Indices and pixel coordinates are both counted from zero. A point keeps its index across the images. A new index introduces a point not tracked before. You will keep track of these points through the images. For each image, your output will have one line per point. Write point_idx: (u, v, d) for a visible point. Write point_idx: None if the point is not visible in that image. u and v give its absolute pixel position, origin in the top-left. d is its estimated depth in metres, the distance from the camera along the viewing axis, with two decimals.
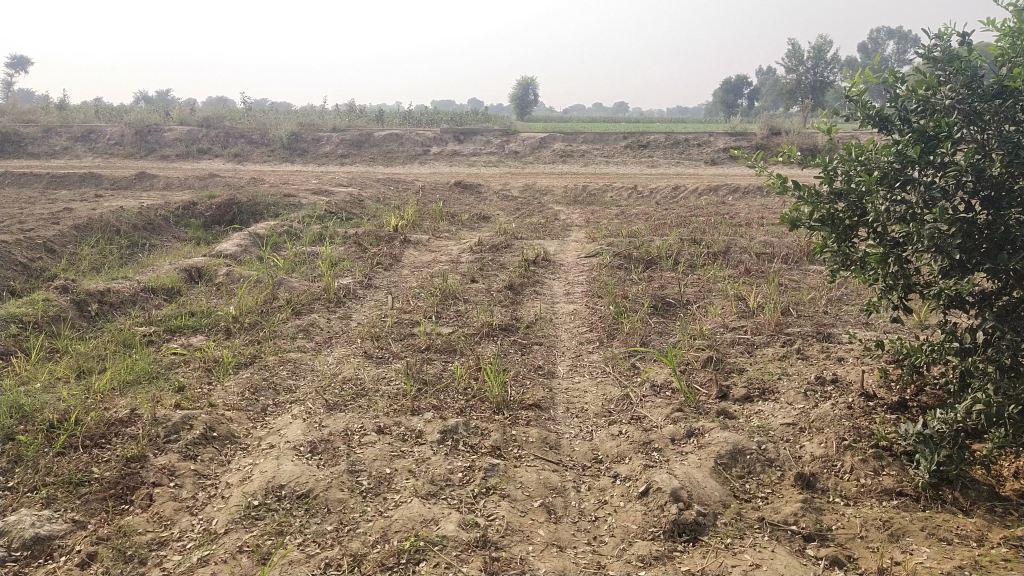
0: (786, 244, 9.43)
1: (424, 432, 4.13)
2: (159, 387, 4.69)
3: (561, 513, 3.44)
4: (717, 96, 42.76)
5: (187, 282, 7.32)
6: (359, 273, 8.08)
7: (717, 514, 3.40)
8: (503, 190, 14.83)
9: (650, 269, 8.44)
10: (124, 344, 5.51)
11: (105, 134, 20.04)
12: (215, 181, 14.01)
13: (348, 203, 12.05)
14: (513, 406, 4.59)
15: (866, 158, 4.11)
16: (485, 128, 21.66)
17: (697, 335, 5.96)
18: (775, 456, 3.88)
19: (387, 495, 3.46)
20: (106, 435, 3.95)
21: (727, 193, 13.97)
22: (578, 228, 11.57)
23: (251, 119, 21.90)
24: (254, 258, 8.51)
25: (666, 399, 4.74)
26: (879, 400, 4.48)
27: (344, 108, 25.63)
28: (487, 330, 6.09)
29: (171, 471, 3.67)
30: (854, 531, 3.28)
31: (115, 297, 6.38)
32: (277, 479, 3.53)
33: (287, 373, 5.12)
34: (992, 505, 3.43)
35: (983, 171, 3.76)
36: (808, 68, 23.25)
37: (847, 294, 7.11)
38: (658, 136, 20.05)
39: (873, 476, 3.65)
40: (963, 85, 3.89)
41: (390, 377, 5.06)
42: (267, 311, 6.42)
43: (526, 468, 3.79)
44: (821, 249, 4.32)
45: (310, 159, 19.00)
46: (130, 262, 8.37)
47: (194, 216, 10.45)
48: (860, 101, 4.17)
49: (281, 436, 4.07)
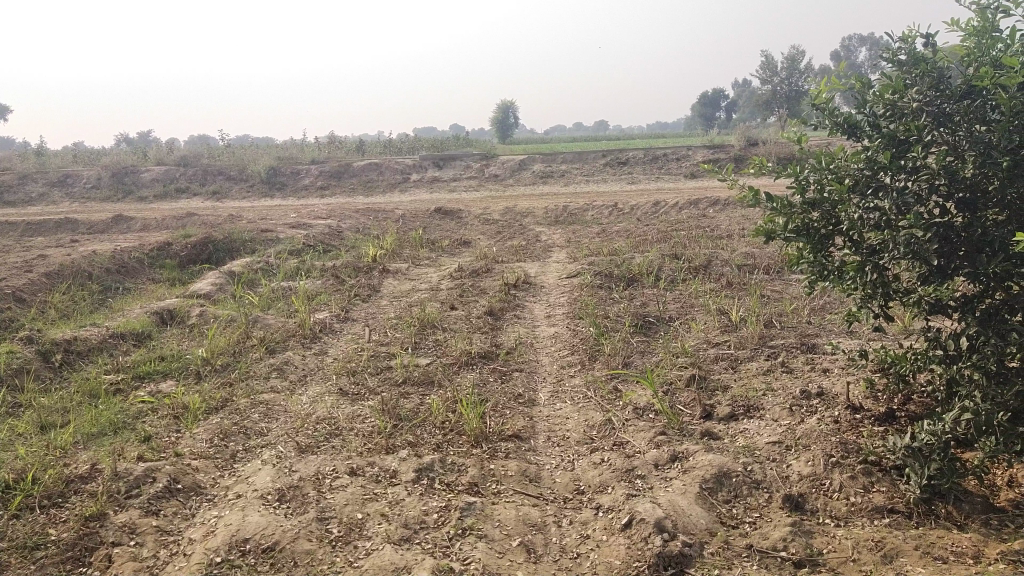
0: (767, 255, 9.37)
1: (398, 472, 3.97)
2: (124, 438, 4.52)
3: (541, 551, 3.29)
4: (695, 110, 43.03)
5: (159, 325, 7.15)
6: (336, 307, 7.93)
7: (704, 543, 3.26)
8: (483, 214, 14.75)
9: (632, 287, 8.34)
10: (90, 393, 5.32)
11: (81, 178, 19.89)
12: (192, 220, 13.85)
13: (326, 235, 11.91)
14: (492, 437, 4.44)
15: (836, 167, 4.06)
16: (464, 153, 21.63)
17: (680, 353, 5.83)
18: (762, 477, 3.75)
19: (358, 543, 3.30)
20: (65, 493, 3.78)
21: (708, 206, 13.94)
22: (560, 249, 11.47)
23: (229, 155, 21.80)
24: (228, 296, 8.35)
25: (649, 422, 4.60)
26: (866, 411, 4.37)
27: (323, 140, 25.59)
28: (466, 358, 5.95)
29: (132, 529, 3.49)
30: (846, 554, 3.14)
31: (82, 346, 6.20)
32: (242, 532, 3.37)
33: (259, 416, 4.95)
34: (988, 518, 3.30)
35: (956, 173, 3.67)
36: (783, 78, 23.52)
37: (830, 303, 7.01)
38: (637, 152, 20.08)
39: (863, 494, 3.52)
40: (929, 87, 3.82)
41: (365, 414, 4.89)
42: (240, 351, 6.25)
43: (505, 505, 3.64)
44: (797, 260, 4.21)
45: (289, 192, 18.88)
46: (102, 308, 8.19)
47: (169, 256, 10.27)
48: (826, 109, 4.08)
49: (249, 485, 3.91)
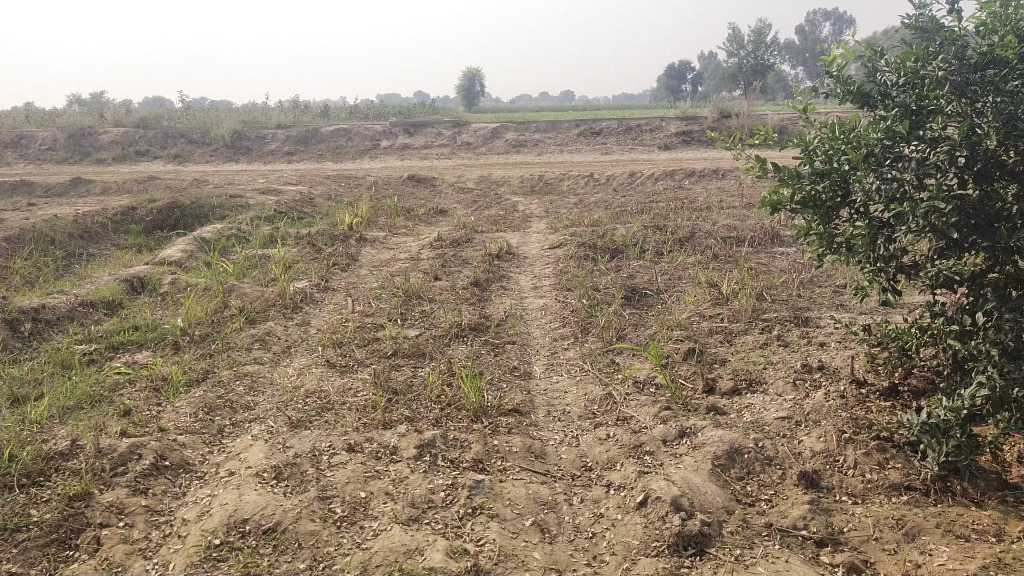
0: (749, 226, 9.31)
1: (399, 448, 3.82)
2: (104, 412, 4.28)
3: (555, 531, 3.19)
4: (662, 82, 42.83)
5: (129, 293, 6.83)
6: (315, 276, 7.67)
7: (722, 522, 3.18)
8: (458, 182, 14.47)
9: (617, 258, 8.22)
10: (62, 364, 5.04)
11: (36, 139, 19.07)
12: (155, 185, 13.34)
13: (298, 201, 11.55)
14: (492, 412, 4.30)
15: (852, 136, 3.81)
16: (435, 121, 21.19)
17: (675, 326, 5.73)
18: (774, 454, 3.68)
19: (365, 524, 3.17)
20: (46, 471, 3.55)
21: (683, 177, 13.87)
22: (539, 219, 11.30)
23: (192, 118, 21.07)
24: (201, 264, 8.03)
25: (651, 397, 4.50)
26: (870, 386, 4.33)
27: (288, 104, 24.88)
28: (456, 330, 5.77)
29: (120, 509, 3.30)
30: (867, 533, 3.10)
31: (50, 314, 5.88)
32: (240, 512, 3.19)
33: (244, 389, 4.73)
34: (1004, 495, 3.29)
35: (977, 145, 3.56)
36: (749, 52, 23.42)
37: (819, 276, 6.97)
38: (611, 122, 19.88)
39: (879, 471, 3.48)
40: (954, 56, 3.67)
41: (357, 388, 4.71)
42: (219, 321, 5.99)
43: (513, 483, 3.52)
44: (805, 233, 4.04)
45: (255, 157, 18.33)
46: (67, 275, 7.83)
47: (135, 221, 9.87)
48: (840, 77, 3.99)
49: (242, 461, 3.73)
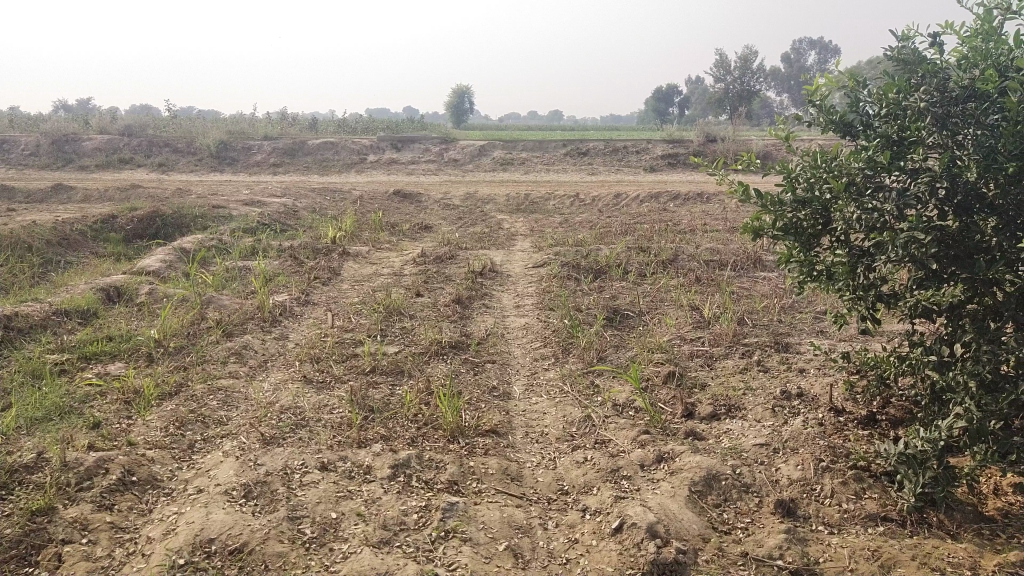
0: (732, 250, 9.34)
1: (373, 468, 3.76)
2: (72, 425, 4.18)
3: (529, 557, 3.14)
4: (650, 104, 43.17)
5: (105, 302, 6.73)
6: (295, 289, 7.60)
7: (698, 550, 3.15)
8: (444, 199, 14.44)
9: (600, 279, 8.20)
10: (32, 374, 4.94)
11: (19, 144, 18.91)
12: (137, 194, 13.22)
13: (282, 214, 11.47)
14: (469, 432, 4.25)
15: (834, 165, 3.84)
16: (424, 137, 21.22)
17: (655, 348, 5.71)
18: (751, 481, 3.66)
19: (334, 546, 3.10)
20: (8, 485, 3.45)
21: (668, 200, 13.93)
22: (523, 237, 11.28)
23: (178, 127, 20.97)
24: (179, 274, 7.93)
25: (630, 421, 4.47)
26: (848, 414, 4.32)
27: (276, 116, 24.81)
28: (435, 347, 5.72)
29: (84, 525, 3.21)
30: (843, 563, 3.07)
31: (23, 322, 5.78)
32: (206, 532, 3.12)
33: (217, 403, 4.65)
34: (979, 528, 3.28)
35: (958, 177, 3.53)
36: (736, 77, 23.65)
37: (799, 302, 6.99)
38: (597, 143, 19.96)
39: (855, 500, 3.47)
40: (935, 88, 3.71)
41: (332, 405, 4.64)
42: (195, 333, 5.90)
43: (488, 506, 3.47)
44: (787, 259, 4.01)
45: (240, 168, 18.24)
46: (42, 282, 7.71)
47: (114, 229, 9.75)
48: (823, 106, 4.01)
49: (211, 479, 3.65)
